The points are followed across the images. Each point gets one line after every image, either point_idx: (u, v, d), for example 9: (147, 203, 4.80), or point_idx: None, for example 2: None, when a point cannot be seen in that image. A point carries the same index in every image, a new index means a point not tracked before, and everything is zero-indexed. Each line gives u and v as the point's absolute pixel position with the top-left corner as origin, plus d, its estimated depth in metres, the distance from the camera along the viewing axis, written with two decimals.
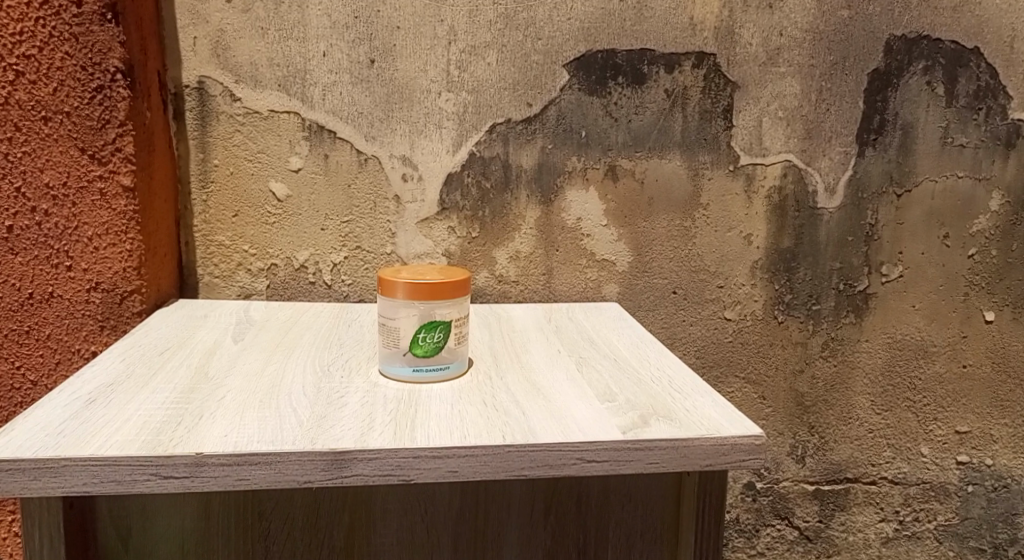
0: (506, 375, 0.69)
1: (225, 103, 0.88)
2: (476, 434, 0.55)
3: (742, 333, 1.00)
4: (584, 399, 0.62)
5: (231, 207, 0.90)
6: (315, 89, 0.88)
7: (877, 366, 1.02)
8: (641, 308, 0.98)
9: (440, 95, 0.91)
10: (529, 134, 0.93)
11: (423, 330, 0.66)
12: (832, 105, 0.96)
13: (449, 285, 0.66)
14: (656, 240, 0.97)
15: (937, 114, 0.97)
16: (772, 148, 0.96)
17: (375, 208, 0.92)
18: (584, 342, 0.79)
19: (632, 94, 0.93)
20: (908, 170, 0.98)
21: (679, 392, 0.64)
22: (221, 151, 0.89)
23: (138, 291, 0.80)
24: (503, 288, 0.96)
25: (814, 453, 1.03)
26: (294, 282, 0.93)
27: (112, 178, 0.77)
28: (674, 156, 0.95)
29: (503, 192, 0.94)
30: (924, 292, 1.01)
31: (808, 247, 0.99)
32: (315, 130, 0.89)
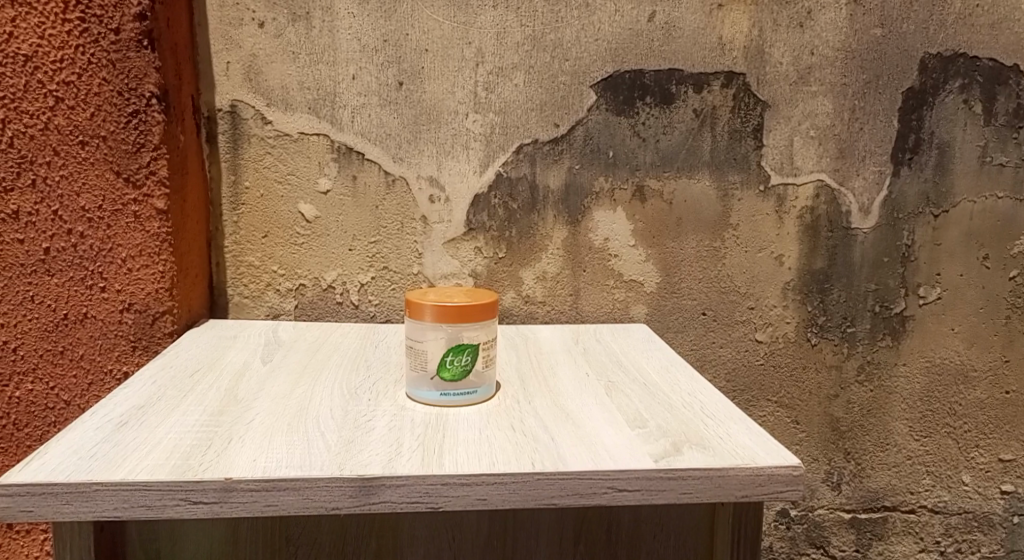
0: (535, 399, 0.68)
1: (256, 126, 0.89)
2: (505, 461, 0.54)
3: (774, 356, 0.98)
4: (614, 425, 0.61)
5: (261, 229, 0.91)
6: (344, 111, 0.89)
7: (915, 391, 0.99)
8: (670, 330, 0.97)
9: (467, 116, 0.91)
10: (556, 154, 0.93)
11: (451, 353, 0.65)
12: (865, 123, 0.94)
13: (472, 306, 0.65)
14: (685, 261, 0.96)
15: (975, 132, 0.94)
16: (803, 167, 0.95)
17: (402, 229, 0.93)
18: (612, 365, 0.78)
19: (660, 115, 0.93)
20: (945, 191, 0.95)
21: (712, 418, 0.63)
22: (251, 173, 0.90)
23: (170, 312, 0.81)
24: (530, 309, 0.96)
25: (850, 480, 1.01)
26: (322, 302, 0.93)
27: (146, 202, 0.78)
28: (703, 176, 0.94)
29: (530, 212, 0.93)
30: (964, 316, 0.98)
31: (842, 268, 0.97)
32: (344, 151, 0.90)
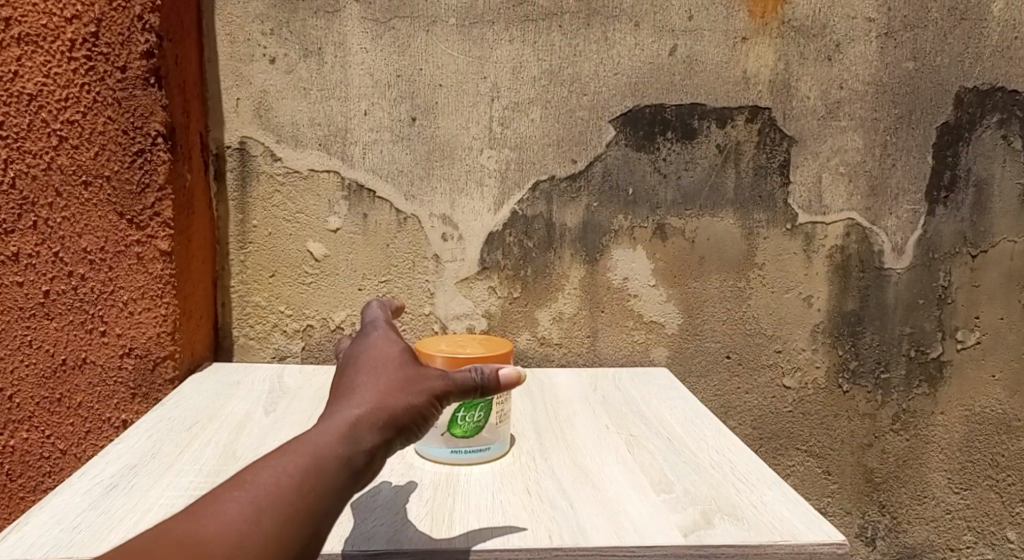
0: (552, 455, 0.64)
1: (265, 163, 0.86)
2: (520, 533, 0.50)
3: (803, 402, 0.93)
4: (638, 489, 0.57)
5: (269, 268, 0.88)
6: (355, 147, 0.87)
7: (954, 440, 0.93)
8: (692, 374, 0.93)
9: (482, 152, 0.88)
10: (573, 192, 0.89)
11: (462, 409, 0.61)
12: (897, 160, 0.90)
13: (480, 354, 0.62)
14: (708, 302, 0.92)
15: (1014, 169, 0.90)
16: (832, 205, 0.90)
17: (413, 268, 0.89)
18: (633, 416, 0.74)
19: (681, 150, 0.89)
20: (983, 230, 0.91)
21: (744, 482, 0.58)
22: (259, 211, 0.87)
23: (172, 356, 0.77)
24: (545, 351, 0.92)
25: (886, 535, 0.95)
26: (329, 343, 0.90)
27: (150, 243, 0.75)
28: (727, 214, 0.91)
29: (546, 251, 0.90)
30: (1006, 361, 0.92)
31: (875, 310, 0.92)
32: (354, 189, 0.87)
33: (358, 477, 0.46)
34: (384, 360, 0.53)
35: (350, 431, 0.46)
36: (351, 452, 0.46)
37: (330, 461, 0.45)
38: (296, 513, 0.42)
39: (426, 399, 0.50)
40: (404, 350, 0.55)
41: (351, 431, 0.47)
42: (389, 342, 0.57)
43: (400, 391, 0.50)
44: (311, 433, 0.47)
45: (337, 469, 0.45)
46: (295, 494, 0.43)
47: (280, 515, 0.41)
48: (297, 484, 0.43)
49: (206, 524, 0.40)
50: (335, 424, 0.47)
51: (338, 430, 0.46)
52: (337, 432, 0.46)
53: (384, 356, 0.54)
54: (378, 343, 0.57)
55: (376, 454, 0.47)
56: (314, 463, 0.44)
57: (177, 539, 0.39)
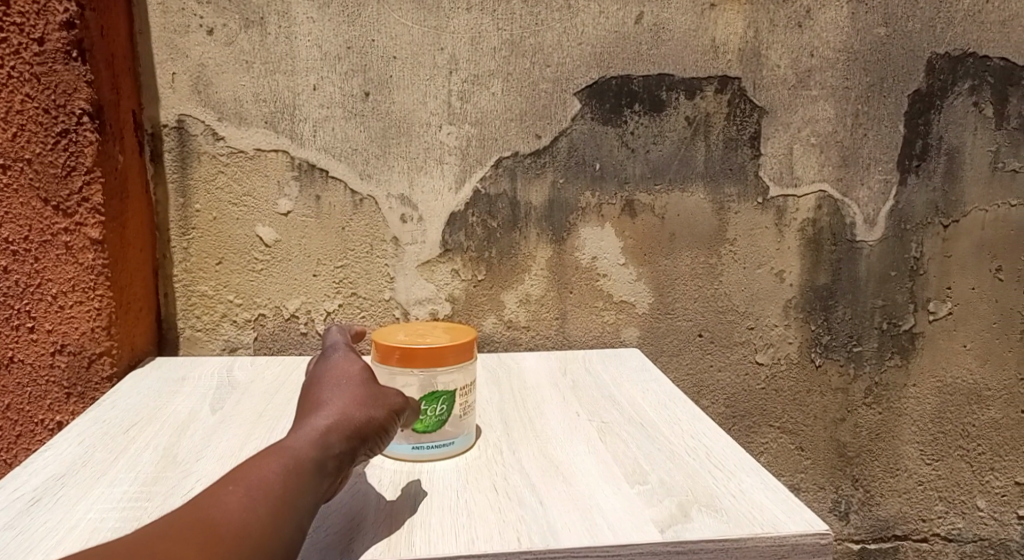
0: (520, 448, 0.60)
1: (207, 143, 0.80)
2: (487, 536, 0.46)
3: (776, 379, 0.91)
4: (610, 482, 0.54)
5: (215, 255, 0.82)
6: (304, 125, 0.81)
7: (926, 412, 0.93)
8: (664, 354, 0.90)
9: (440, 128, 0.83)
10: (538, 168, 0.85)
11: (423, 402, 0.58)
12: (869, 129, 0.87)
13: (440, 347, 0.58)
14: (679, 279, 0.89)
15: (985, 137, 0.88)
16: (804, 177, 0.88)
17: (371, 252, 0.85)
18: (604, 401, 0.70)
19: (649, 123, 0.86)
20: (954, 199, 0.89)
21: (721, 469, 0.56)
22: (203, 194, 0.81)
23: (108, 353, 0.72)
24: (512, 335, 0.88)
25: (859, 509, 0.94)
26: (284, 333, 0.85)
27: (79, 231, 0.69)
28: (697, 189, 0.87)
29: (511, 231, 0.86)
30: (977, 331, 0.92)
31: (847, 284, 0.90)
32: (305, 169, 0.82)
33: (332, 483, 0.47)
34: (341, 377, 0.54)
35: (324, 438, 0.48)
36: (327, 456, 0.47)
37: (306, 464, 0.46)
38: (288, 509, 0.43)
39: (387, 412, 0.52)
40: (365, 368, 0.56)
41: (325, 437, 0.48)
42: (350, 359, 0.58)
43: (363, 402, 0.51)
44: (285, 439, 0.47)
45: (317, 471, 0.46)
46: (286, 491, 0.44)
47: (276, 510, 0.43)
48: (286, 483, 0.44)
49: (212, 513, 0.41)
50: (309, 431, 0.48)
51: (313, 435, 0.47)
52: (312, 437, 0.47)
53: (343, 374, 0.55)
54: (339, 360, 0.58)
55: (345, 463, 0.48)
56: (300, 464, 0.45)
57: (191, 527, 0.40)
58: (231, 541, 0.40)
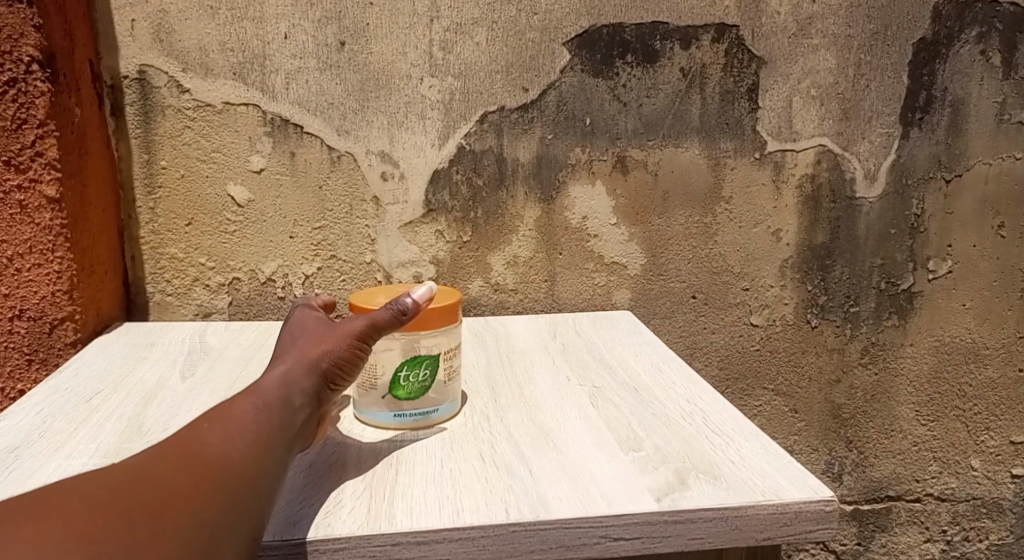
0: (508, 414, 0.57)
1: (171, 96, 0.75)
2: (472, 508, 0.44)
3: (770, 341, 0.89)
4: (603, 449, 0.51)
5: (184, 215, 0.78)
6: (276, 76, 0.76)
7: (923, 373, 0.91)
8: (656, 316, 0.87)
9: (422, 80, 0.79)
10: (525, 123, 0.81)
11: (406, 367, 0.54)
12: (871, 80, 0.83)
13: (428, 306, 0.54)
14: (672, 239, 0.85)
15: (992, 87, 0.85)
16: (803, 131, 0.84)
17: (351, 212, 0.80)
18: (596, 365, 0.67)
19: (643, 74, 0.81)
20: (958, 153, 0.86)
21: (719, 434, 0.53)
22: (169, 150, 0.76)
23: (71, 318, 0.68)
24: (499, 298, 0.85)
25: (853, 470, 0.92)
26: (260, 298, 0.81)
27: (33, 188, 0.65)
28: (691, 144, 0.84)
29: (497, 189, 0.82)
30: (977, 290, 0.89)
31: (845, 242, 0.87)
32: (278, 124, 0.77)
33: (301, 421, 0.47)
34: (319, 328, 0.55)
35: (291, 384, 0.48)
36: (291, 395, 0.47)
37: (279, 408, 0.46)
38: (262, 443, 0.43)
39: (348, 345, 0.50)
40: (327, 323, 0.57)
41: (292, 382, 0.48)
42: (315, 319, 0.58)
43: (327, 343, 0.51)
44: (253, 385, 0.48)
45: (281, 409, 0.46)
46: (262, 429, 0.44)
47: (253, 442, 0.43)
48: (255, 418, 0.44)
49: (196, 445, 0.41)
50: (273, 374, 0.49)
51: (280, 380, 0.48)
52: (278, 381, 0.47)
53: (308, 329, 0.55)
54: (304, 320, 0.58)
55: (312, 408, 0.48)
56: (267, 402, 0.46)
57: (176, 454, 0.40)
58: (217, 467, 0.40)
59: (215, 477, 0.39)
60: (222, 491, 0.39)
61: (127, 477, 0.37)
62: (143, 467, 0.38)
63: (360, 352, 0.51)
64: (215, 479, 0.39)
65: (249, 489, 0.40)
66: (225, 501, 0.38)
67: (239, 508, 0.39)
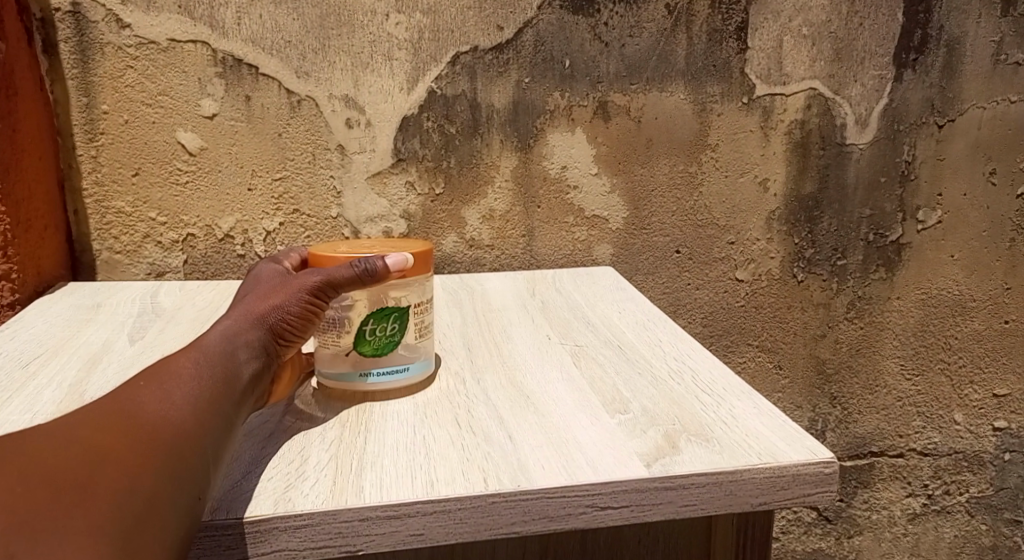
0: (485, 376, 0.53)
1: (110, 31, 0.68)
2: (447, 477, 0.40)
3: (756, 296, 0.86)
4: (588, 411, 0.48)
5: (130, 165, 0.72)
6: (227, 10, 0.69)
7: (909, 327, 0.89)
8: (639, 272, 0.84)
9: (388, 17, 0.72)
10: (500, 64, 0.75)
11: (371, 321, 0.49)
12: (865, 18, 0.79)
13: (395, 254, 0.49)
14: (656, 190, 0.81)
15: (989, 26, 0.81)
16: (793, 73, 0.80)
17: (314, 162, 0.75)
18: (577, 323, 0.64)
19: (625, 12, 0.76)
20: (951, 97, 0.82)
21: (709, 394, 0.50)
22: (109, 93, 0.70)
23: (7, 277, 0.63)
24: (475, 254, 0.80)
25: (836, 427, 0.91)
26: (218, 255, 0.75)
27: None
28: (676, 87, 0.79)
29: (471, 137, 0.76)
30: (965, 241, 0.87)
31: (834, 193, 0.84)
32: (231, 64, 0.71)
33: (250, 377, 0.44)
34: (276, 278, 0.52)
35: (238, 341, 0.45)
36: (238, 349, 0.45)
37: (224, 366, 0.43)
38: (206, 398, 0.40)
39: (304, 301, 0.48)
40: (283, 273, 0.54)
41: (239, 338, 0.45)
42: (272, 269, 0.55)
43: (281, 295, 0.48)
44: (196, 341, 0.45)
45: (228, 361, 0.43)
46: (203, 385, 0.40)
47: (194, 400, 0.39)
48: (198, 372, 0.41)
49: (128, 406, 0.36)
50: (219, 328, 0.46)
51: (226, 336, 0.45)
52: (223, 337, 0.45)
53: (264, 280, 0.53)
54: (260, 273, 0.55)
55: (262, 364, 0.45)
56: (209, 354, 0.43)
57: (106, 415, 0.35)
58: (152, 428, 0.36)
59: (151, 440, 0.35)
60: (159, 451, 0.35)
61: (48, 440, 0.33)
62: (68, 430, 0.34)
63: (319, 306, 0.48)
64: (153, 442, 0.35)
65: (193, 450, 0.36)
66: (167, 464, 0.35)
67: (184, 470, 0.35)
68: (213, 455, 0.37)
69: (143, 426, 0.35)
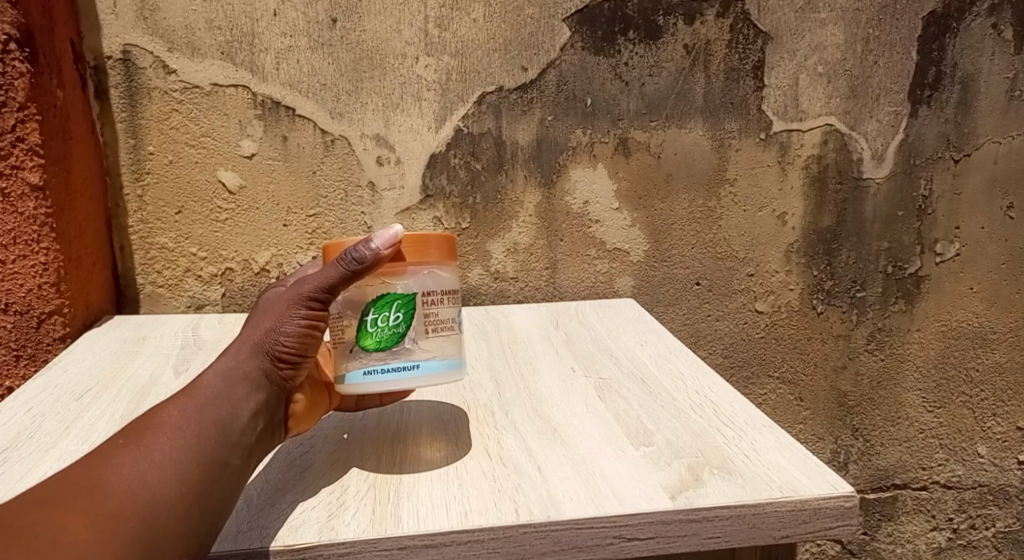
0: (513, 409, 0.55)
1: (157, 77, 0.72)
2: (480, 508, 0.42)
3: (776, 328, 0.87)
4: (613, 444, 0.49)
5: (174, 203, 0.75)
6: (266, 56, 0.73)
7: (930, 359, 0.89)
8: (660, 304, 0.85)
9: (417, 60, 0.76)
10: (525, 104, 0.78)
11: (374, 310, 0.47)
12: (879, 56, 0.81)
13: (383, 234, 0.46)
14: (676, 224, 0.83)
15: (1002, 63, 0.83)
16: (810, 110, 0.82)
17: (346, 198, 0.78)
18: (601, 356, 0.66)
19: (645, 52, 0.79)
20: (967, 132, 0.84)
21: (731, 427, 0.52)
22: (156, 135, 0.74)
23: (60, 311, 0.66)
24: (500, 286, 0.83)
25: (858, 459, 0.91)
26: (254, 288, 0.78)
27: (15, 176, 0.62)
28: (695, 124, 0.81)
29: (496, 173, 0.79)
30: (984, 273, 0.88)
31: (852, 226, 0.85)
32: (269, 106, 0.74)
33: (253, 411, 0.44)
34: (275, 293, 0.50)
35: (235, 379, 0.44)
36: (237, 386, 0.44)
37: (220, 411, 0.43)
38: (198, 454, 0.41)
39: (300, 319, 0.45)
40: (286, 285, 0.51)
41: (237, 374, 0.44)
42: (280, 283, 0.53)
43: (274, 314, 0.46)
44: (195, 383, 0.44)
45: (224, 402, 0.43)
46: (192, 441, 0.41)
47: (179, 458, 0.40)
48: (189, 424, 0.41)
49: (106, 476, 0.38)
50: (218, 366, 0.45)
51: (223, 376, 0.44)
52: (219, 378, 0.44)
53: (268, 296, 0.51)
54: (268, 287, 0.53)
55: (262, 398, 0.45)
56: (201, 399, 0.43)
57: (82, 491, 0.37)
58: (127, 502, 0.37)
59: (126, 515, 0.37)
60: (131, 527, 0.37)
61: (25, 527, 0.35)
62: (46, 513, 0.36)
63: (318, 316, 0.46)
64: (121, 520, 0.37)
65: (168, 518, 0.38)
66: (135, 540, 0.36)
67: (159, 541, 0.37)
68: (196, 512, 0.39)
69: (114, 499, 0.37)
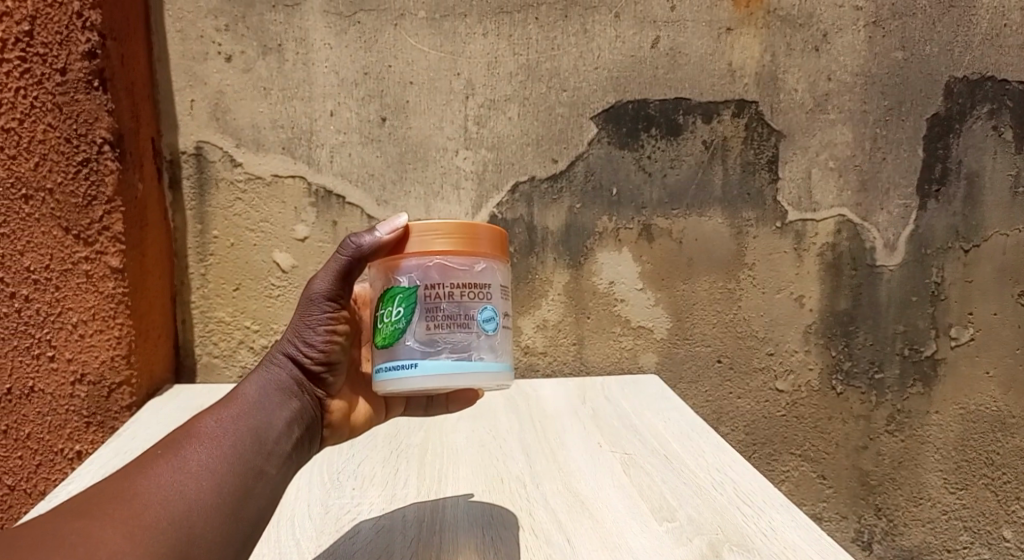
0: (544, 481, 0.59)
1: (225, 169, 0.81)
2: None
3: (796, 406, 0.90)
4: (638, 518, 0.53)
5: (232, 281, 0.82)
6: (322, 151, 0.81)
7: (949, 441, 0.91)
8: (683, 380, 0.89)
9: (457, 153, 0.83)
10: (555, 192, 0.85)
11: (383, 306, 0.50)
12: (888, 153, 0.87)
13: (387, 227, 0.49)
14: (697, 304, 0.88)
15: (1005, 160, 0.88)
16: (822, 201, 0.87)
17: None
18: (626, 432, 0.69)
19: (666, 147, 0.86)
20: (975, 224, 0.88)
21: (749, 504, 0.55)
22: (220, 221, 0.81)
23: (129, 382, 0.72)
24: (529, 360, 0.87)
25: (882, 539, 0.91)
26: None
27: (99, 260, 0.69)
28: (714, 213, 0.87)
29: (527, 256, 0.85)
30: (1000, 358, 0.90)
31: (867, 309, 0.89)
32: (322, 195, 0.82)
33: (288, 417, 0.48)
34: None
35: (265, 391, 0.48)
36: (270, 395, 0.48)
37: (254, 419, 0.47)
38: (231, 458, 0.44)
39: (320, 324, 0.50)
40: None
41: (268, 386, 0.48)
42: None
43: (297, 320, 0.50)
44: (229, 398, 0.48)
45: (258, 411, 0.47)
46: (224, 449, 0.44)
47: (212, 467, 0.43)
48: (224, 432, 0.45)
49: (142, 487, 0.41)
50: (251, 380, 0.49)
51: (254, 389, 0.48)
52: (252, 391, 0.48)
53: None
54: None
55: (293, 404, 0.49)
56: (235, 411, 0.47)
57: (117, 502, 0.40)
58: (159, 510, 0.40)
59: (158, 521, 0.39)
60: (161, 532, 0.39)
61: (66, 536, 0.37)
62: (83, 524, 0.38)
63: (337, 316, 0.50)
64: (154, 526, 0.39)
65: (198, 523, 0.40)
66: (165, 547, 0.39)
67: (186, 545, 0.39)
68: (224, 520, 0.42)
69: (147, 509, 0.40)
